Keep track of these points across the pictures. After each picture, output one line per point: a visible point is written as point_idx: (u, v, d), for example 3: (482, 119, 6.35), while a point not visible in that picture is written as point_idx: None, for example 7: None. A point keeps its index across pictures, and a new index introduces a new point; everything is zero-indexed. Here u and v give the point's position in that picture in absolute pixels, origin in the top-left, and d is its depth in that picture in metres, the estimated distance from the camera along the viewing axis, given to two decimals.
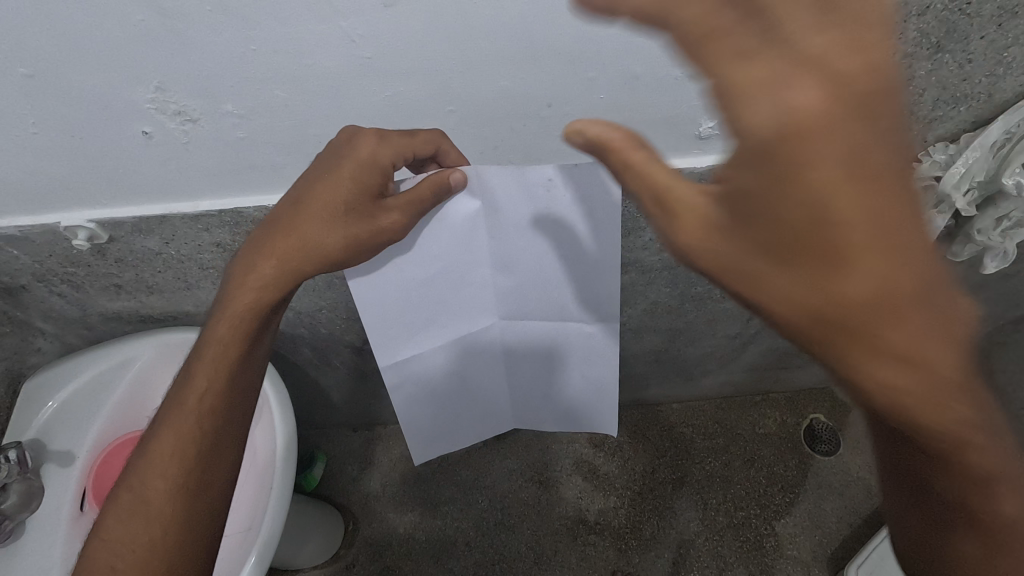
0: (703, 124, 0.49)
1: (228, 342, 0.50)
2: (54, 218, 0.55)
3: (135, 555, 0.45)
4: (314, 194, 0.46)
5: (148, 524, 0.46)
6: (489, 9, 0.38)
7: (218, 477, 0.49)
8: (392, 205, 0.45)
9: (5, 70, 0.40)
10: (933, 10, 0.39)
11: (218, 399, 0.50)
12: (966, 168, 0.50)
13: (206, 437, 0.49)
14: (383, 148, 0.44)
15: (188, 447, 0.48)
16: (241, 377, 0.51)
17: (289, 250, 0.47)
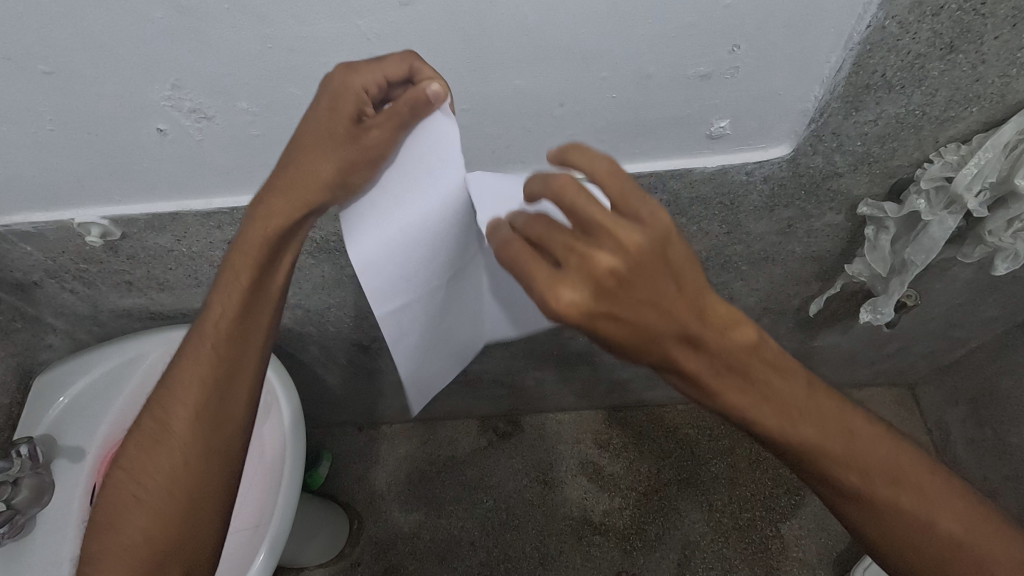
0: (714, 123, 0.49)
1: (235, 285, 0.46)
2: (68, 214, 0.56)
3: (158, 489, 0.46)
4: (304, 126, 0.41)
5: (171, 454, 0.47)
6: (503, 7, 0.38)
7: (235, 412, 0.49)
8: (376, 124, 0.39)
9: (24, 66, 0.40)
10: (947, 10, 0.40)
11: (235, 346, 0.48)
12: (979, 169, 0.50)
13: (224, 373, 0.48)
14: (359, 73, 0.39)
15: (205, 386, 0.47)
16: (253, 320, 0.48)
17: (287, 190, 0.43)
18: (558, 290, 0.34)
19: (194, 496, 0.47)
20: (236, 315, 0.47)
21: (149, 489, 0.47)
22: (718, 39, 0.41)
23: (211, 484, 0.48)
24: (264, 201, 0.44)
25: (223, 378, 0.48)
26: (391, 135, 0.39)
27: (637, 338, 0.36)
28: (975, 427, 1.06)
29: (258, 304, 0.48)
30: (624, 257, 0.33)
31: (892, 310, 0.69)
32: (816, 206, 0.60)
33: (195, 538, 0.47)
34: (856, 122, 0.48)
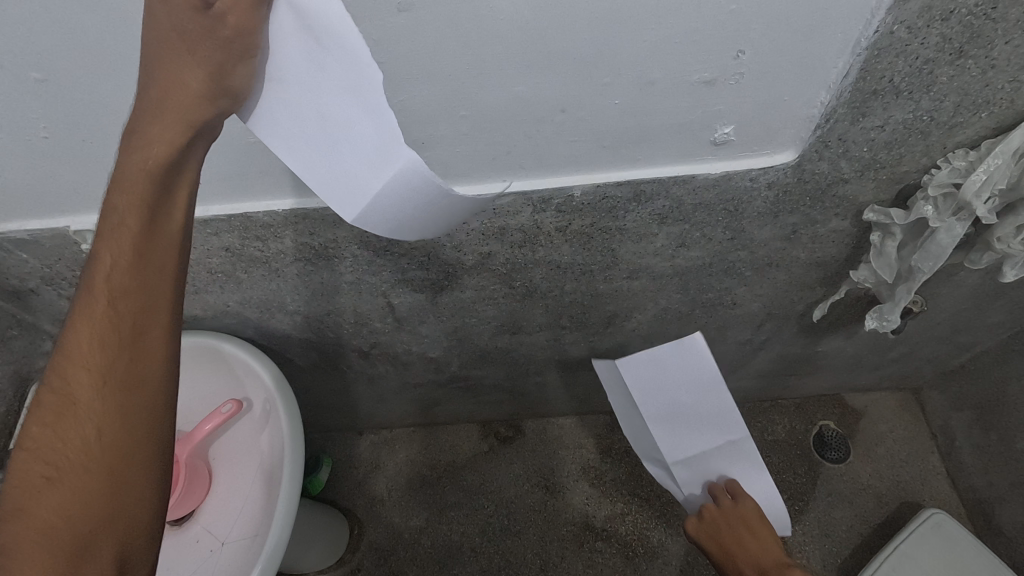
0: (718, 129, 0.48)
1: (125, 211, 0.36)
2: (63, 222, 0.55)
3: (73, 462, 0.38)
4: (150, 25, 0.33)
5: (80, 426, 0.38)
6: (504, 13, 0.37)
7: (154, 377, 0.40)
8: (228, 6, 0.32)
9: (16, 74, 0.40)
10: (957, 15, 0.39)
11: (141, 298, 0.38)
12: (988, 175, 0.49)
13: (135, 329, 0.38)
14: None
15: (106, 348, 0.38)
16: (159, 254, 0.38)
17: (165, 105, 0.34)
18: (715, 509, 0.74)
19: (113, 474, 0.38)
20: (133, 262, 0.37)
21: (60, 462, 0.38)
22: (722, 44, 0.40)
23: (136, 459, 0.39)
24: (139, 124, 0.35)
25: (130, 338, 0.38)
26: (251, 15, 0.32)
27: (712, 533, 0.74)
28: (980, 433, 1.05)
29: (165, 243, 0.38)
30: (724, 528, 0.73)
31: (899, 316, 0.67)
32: (821, 212, 0.59)
33: (126, 520, 0.39)
34: (863, 127, 0.48)
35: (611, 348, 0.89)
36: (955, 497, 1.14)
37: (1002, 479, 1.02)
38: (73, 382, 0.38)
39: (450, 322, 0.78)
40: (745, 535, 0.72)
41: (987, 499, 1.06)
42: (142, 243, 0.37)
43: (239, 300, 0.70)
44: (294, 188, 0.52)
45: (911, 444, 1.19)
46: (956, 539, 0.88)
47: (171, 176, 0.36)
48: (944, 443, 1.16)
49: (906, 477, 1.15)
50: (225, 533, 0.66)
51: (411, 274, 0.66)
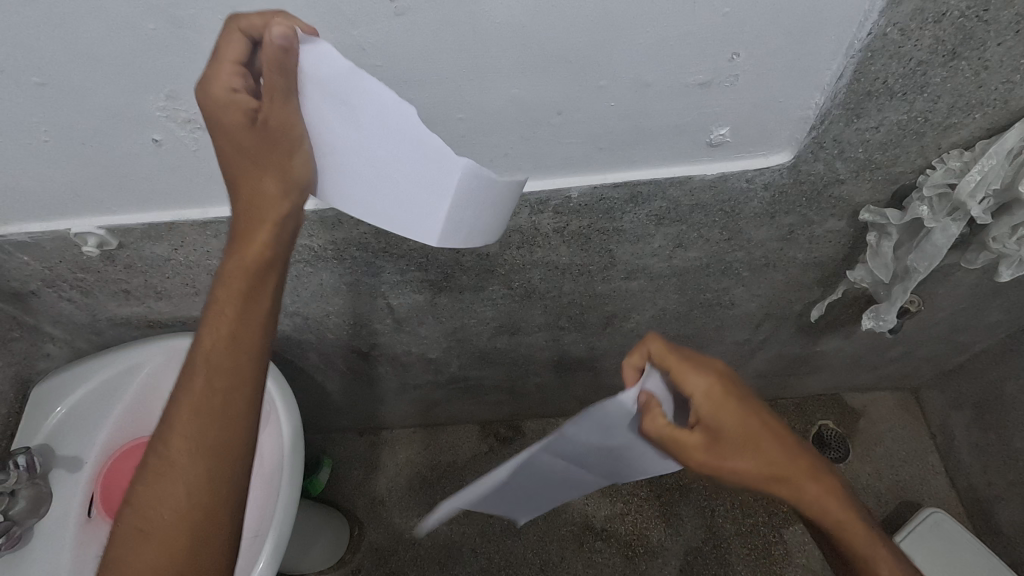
0: (714, 131, 0.48)
1: (228, 303, 0.43)
2: (64, 224, 0.55)
3: (166, 522, 0.41)
4: (222, 155, 0.40)
5: (173, 487, 0.42)
6: (499, 16, 0.38)
7: (241, 442, 0.44)
8: (269, 110, 0.37)
9: (18, 78, 0.40)
10: (949, 17, 0.39)
11: (238, 371, 0.43)
12: (982, 176, 0.49)
13: (229, 398, 0.43)
14: (220, 78, 0.36)
15: (200, 417, 0.42)
16: (250, 337, 0.44)
17: (252, 210, 0.41)
18: (693, 393, 0.47)
19: (200, 533, 0.41)
20: (229, 344, 0.43)
21: (151, 521, 0.41)
22: (717, 47, 0.41)
23: (224, 518, 0.43)
24: (237, 230, 0.42)
25: (219, 408, 0.43)
26: (287, 110, 0.38)
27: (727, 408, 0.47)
28: (979, 432, 1.06)
29: (259, 326, 0.44)
30: (745, 422, 0.47)
31: (895, 316, 0.68)
32: (817, 213, 0.59)
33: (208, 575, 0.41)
34: (857, 128, 0.48)
35: (609, 348, 0.89)
36: (954, 497, 1.14)
37: (1001, 478, 1.03)
38: (169, 449, 0.42)
39: (449, 324, 0.78)
40: (784, 440, 0.49)
41: (986, 498, 1.07)
42: (242, 325, 0.43)
43: None
44: None
45: (910, 443, 1.19)
46: (955, 538, 0.88)
47: (266, 270, 0.43)
48: (943, 443, 1.16)
49: (905, 476, 1.16)
50: None
51: (409, 275, 0.66)
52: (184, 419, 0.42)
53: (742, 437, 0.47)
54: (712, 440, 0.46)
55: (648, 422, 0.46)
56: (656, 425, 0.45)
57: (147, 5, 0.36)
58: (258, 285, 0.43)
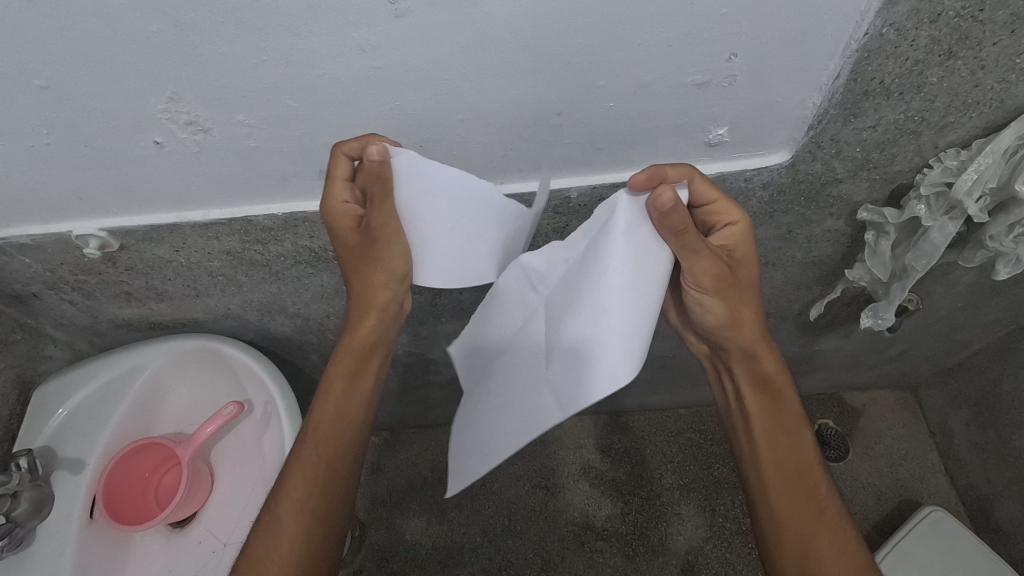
0: (712, 131, 0.49)
1: (336, 382, 0.57)
2: (66, 226, 0.55)
3: (280, 565, 0.51)
4: (346, 261, 0.53)
5: (283, 544, 0.52)
6: (499, 17, 0.38)
7: (334, 503, 0.55)
8: (378, 220, 0.47)
9: (20, 81, 0.40)
10: (945, 17, 0.39)
11: (341, 436, 0.56)
12: (979, 174, 0.49)
13: (334, 462, 0.56)
14: (338, 192, 0.48)
15: (310, 478, 0.54)
16: (349, 411, 0.57)
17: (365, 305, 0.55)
18: (720, 221, 0.49)
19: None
20: (338, 415, 0.56)
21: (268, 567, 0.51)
22: (714, 48, 0.41)
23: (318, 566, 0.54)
24: (350, 320, 0.56)
25: (323, 469, 0.55)
26: (389, 215, 0.47)
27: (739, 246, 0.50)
28: (978, 430, 1.06)
29: (357, 402, 0.57)
30: (749, 276, 0.51)
31: (894, 315, 0.68)
32: (815, 212, 0.59)
33: None
34: (855, 128, 0.48)
35: None
36: (954, 495, 1.14)
37: (1000, 476, 1.03)
38: (281, 509, 0.53)
39: (450, 324, 0.78)
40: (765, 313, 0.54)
41: (985, 496, 1.07)
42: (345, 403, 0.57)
43: (240, 303, 0.71)
44: (293, 191, 0.53)
45: (910, 442, 1.19)
46: (956, 537, 0.88)
47: (368, 356, 0.57)
48: (942, 441, 1.17)
49: (904, 475, 1.16)
50: (229, 534, 0.66)
51: None
52: (296, 483, 0.54)
53: (718, 277, 0.48)
54: (714, 256, 0.47)
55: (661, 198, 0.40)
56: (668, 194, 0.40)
57: (149, 8, 0.36)
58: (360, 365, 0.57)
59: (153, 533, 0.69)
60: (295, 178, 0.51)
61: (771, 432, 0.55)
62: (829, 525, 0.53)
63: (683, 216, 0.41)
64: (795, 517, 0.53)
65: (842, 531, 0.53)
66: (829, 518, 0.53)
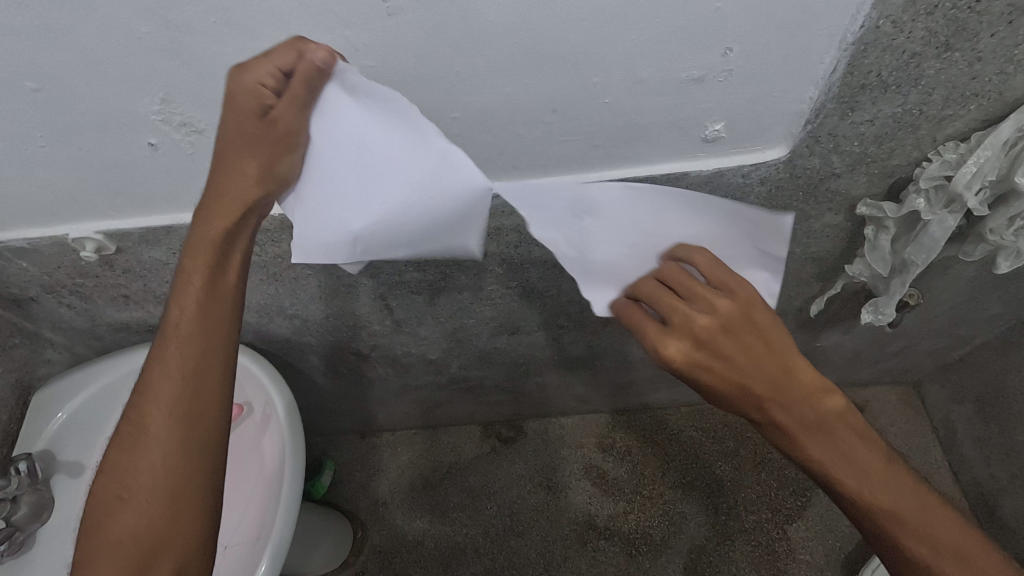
0: (709, 126, 0.48)
1: (195, 269, 0.46)
2: (62, 230, 0.55)
3: (140, 487, 0.45)
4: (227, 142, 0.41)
5: (149, 453, 0.46)
6: (490, 13, 0.38)
7: (208, 407, 0.47)
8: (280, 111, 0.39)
9: (12, 83, 0.40)
10: (941, 8, 0.39)
11: (200, 347, 0.47)
12: (977, 168, 0.49)
13: (189, 368, 0.47)
14: (254, 74, 0.38)
15: (176, 383, 0.47)
16: (219, 295, 0.47)
17: (223, 201, 0.44)
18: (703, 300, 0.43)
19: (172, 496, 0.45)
20: (197, 308, 0.47)
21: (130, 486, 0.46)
22: (709, 44, 0.41)
23: (194, 483, 0.47)
24: (208, 204, 0.45)
25: (190, 373, 0.47)
26: (296, 118, 0.39)
27: (745, 365, 0.43)
28: (981, 425, 1.06)
29: (226, 296, 0.48)
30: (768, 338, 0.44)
31: (894, 310, 0.67)
32: (814, 207, 0.59)
33: (183, 526, 0.45)
34: (852, 122, 0.48)
35: (610, 345, 0.89)
36: (958, 491, 1.14)
37: (1004, 472, 1.03)
38: (145, 409, 0.47)
39: (449, 324, 0.78)
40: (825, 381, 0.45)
41: (989, 491, 1.07)
42: (201, 310, 0.47)
43: None
44: None
45: (913, 437, 1.19)
46: None
47: (226, 252, 0.46)
48: (945, 437, 1.16)
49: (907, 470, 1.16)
50: (228, 537, 0.67)
51: (408, 275, 0.66)
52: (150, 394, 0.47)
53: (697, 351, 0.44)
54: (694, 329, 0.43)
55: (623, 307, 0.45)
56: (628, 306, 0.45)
57: (140, 8, 0.36)
58: (218, 271, 0.47)
59: None
60: None
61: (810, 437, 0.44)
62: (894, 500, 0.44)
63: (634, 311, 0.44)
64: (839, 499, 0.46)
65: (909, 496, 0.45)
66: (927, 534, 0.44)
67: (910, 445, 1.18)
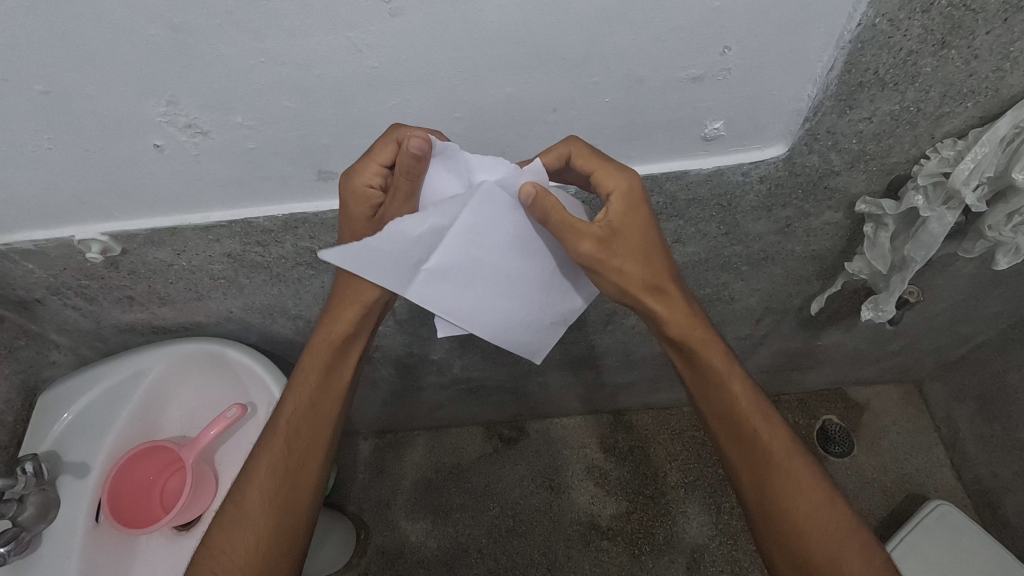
0: (708, 125, 0.49)
1: (314, 375, 0.57)
2: (68, 231, 0.56)
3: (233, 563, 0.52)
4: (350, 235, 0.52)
5: (246, 537, 0.53)
6: (491, 15, 0.38)
7: (302, 499, 0.55)
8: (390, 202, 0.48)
9: (20, 86, 0.41)
10: (937, 6, 0.40)
11: (304, 444, 0.56)
12: (975, 164, 0.49)
13: (289, 463, 0.55)
14: (366, 172, 0.46)
15: (277, 475, 0.55)
16: (326, 397, 0.57)
17: (349, 303, 0.56)
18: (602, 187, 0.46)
19: None
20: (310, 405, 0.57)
21: (223, 562, 0.52)
22: (707, 42, 0.41)
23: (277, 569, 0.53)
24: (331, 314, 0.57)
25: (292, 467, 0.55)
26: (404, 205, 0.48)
27: (676, 323, 0.54)
28: (983, 423, 1.06)
29: (332, 400, 0.58)
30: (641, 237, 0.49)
31: (894, 307, 0.67)
32: (813, 205, 0.60)
33: None
34: (850, 119, 0.48)
35: (611, 345, 0.90)
36: (962, 489, 1.13)
37: (1007, 469, 1.03)
38: (246, 494, 0.54)
39: None
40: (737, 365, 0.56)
41: (992, 489, 1.07)
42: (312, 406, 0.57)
43: (241, 305, 0.71)
44: (292, 192, 0.53)
45: (915, 436, 1.19)
46: (963, 531, 0.88)
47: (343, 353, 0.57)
48: (948, 435, 1.16)
49: (909, 469, 1.16)
50: None
51: None
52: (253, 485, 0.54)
53: (601, 243, 0.47)
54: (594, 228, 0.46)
55: (525, 195, 0.44)
56: (534, 192, 0.43)
57: (145, 10, 0.37)
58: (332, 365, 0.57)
59: (158, 536, 0.69)
60: (294, 178, 0.51)
61: (753, 465, 0.54)
62: (811, 530, 0.52)
63: (548, 200, 0.43)
64: (774, 530, 0.53)
65: (832, 538, 0.51)
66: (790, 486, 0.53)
67: (912, 444, 1.18)
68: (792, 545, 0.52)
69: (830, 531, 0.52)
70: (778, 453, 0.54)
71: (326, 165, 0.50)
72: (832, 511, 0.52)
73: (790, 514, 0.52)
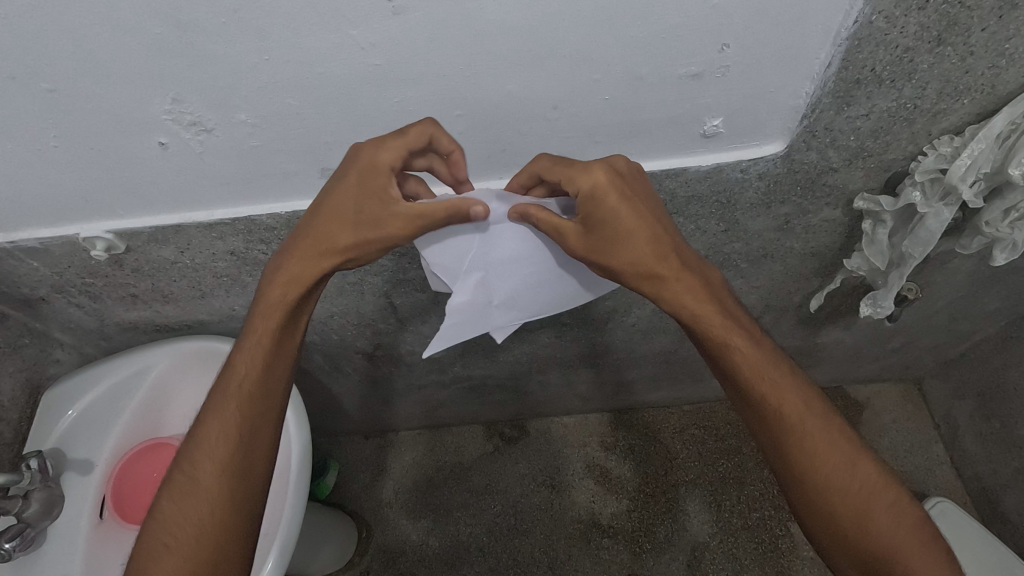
0: (707, 122, 0.49)
1: (267, 332, 0.51)
2: (73, 229, 0.56)
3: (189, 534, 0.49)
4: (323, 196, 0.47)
5: (200, 504, 0.49)
6: (493, 13, 0.39)
7: (258, 462, 0.52)
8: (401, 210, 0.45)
9: (27, 85, 0.41)
10: (933, 4, 0.40)
11: (259, 406, 0.52)
12: (972, 160, 0.50)
13: (245, 429, 0.51)
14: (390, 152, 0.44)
15: (233, 442, 0.51)
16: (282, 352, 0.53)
17: (304, 252, 0.49)
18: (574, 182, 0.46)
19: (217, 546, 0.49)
20: (265, 364, 0.52)
21: (178, 535, 0.49)
22: (707, 39, 0.42)
23: (234, 537, 0.50)
24: (284, 260, 0.50)
25: (250, 432, 0.51)
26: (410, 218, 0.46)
27: (674, 297, 0.51)
28: (983, 421, 1.06)
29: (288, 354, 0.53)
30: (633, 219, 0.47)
31: (893, 303, 0.68)
32: (812, 202, 0.60)
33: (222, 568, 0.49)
34: (848, 116, 0.49)
35: (612, 343, 0.90)
36: (961, 487, 1.14)
37: (1006, 466, 1.03)
38: (197, 462, 0.50)
39: None
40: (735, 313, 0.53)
41: (992, 486, 1.07)
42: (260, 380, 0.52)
43: (244, 303, 0.71)
44: (295, 190, 0.54)
45: (914, 434, 1.19)
46: (964, 527, 0.88)
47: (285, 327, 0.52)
48: (948, 432, 1.16)
49: (910, 467, 1.16)
50: None
51: (412, 272, 0.67)
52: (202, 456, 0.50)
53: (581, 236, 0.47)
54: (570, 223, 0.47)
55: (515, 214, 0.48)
56: (521, 210, 0.48)
57: (151, 9, 0.37)
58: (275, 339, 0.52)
59: None
60: (297, 176, 0.52)
61: (776, 429, 0.52)
62: (835, 490, 0.51)
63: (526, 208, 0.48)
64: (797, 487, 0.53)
65: (855, 496, 0.51)
66: (811, 452, 0.52)
67: (912, 441, 1.18)
68: (814, 501, 0.52)
69: (854, 492, 0.51)
70: (797, 417, 0.52)
71: (329, 162, 0.51)
72: (856, 472, 0.52)
73: (812, 475, 0.52)
